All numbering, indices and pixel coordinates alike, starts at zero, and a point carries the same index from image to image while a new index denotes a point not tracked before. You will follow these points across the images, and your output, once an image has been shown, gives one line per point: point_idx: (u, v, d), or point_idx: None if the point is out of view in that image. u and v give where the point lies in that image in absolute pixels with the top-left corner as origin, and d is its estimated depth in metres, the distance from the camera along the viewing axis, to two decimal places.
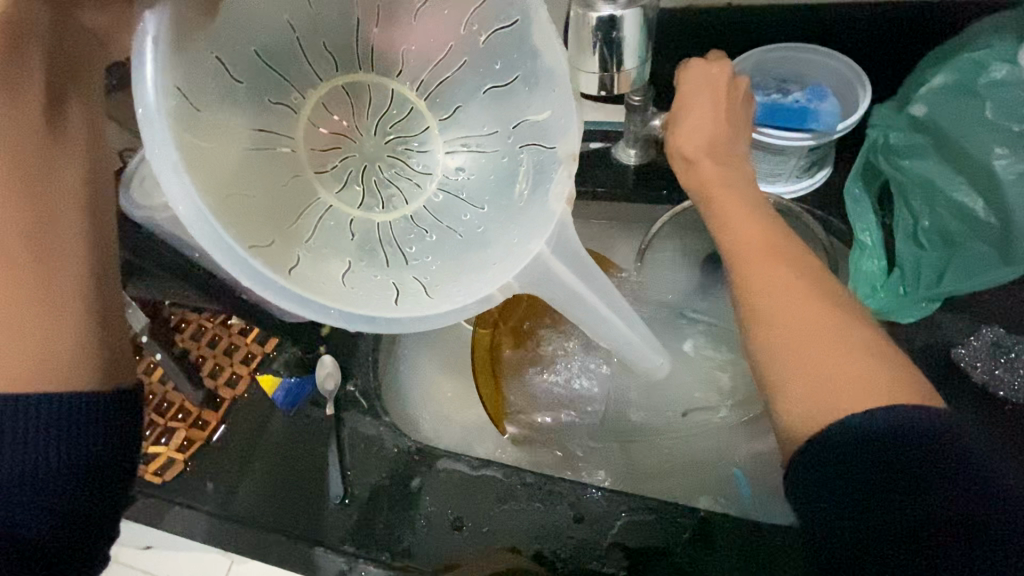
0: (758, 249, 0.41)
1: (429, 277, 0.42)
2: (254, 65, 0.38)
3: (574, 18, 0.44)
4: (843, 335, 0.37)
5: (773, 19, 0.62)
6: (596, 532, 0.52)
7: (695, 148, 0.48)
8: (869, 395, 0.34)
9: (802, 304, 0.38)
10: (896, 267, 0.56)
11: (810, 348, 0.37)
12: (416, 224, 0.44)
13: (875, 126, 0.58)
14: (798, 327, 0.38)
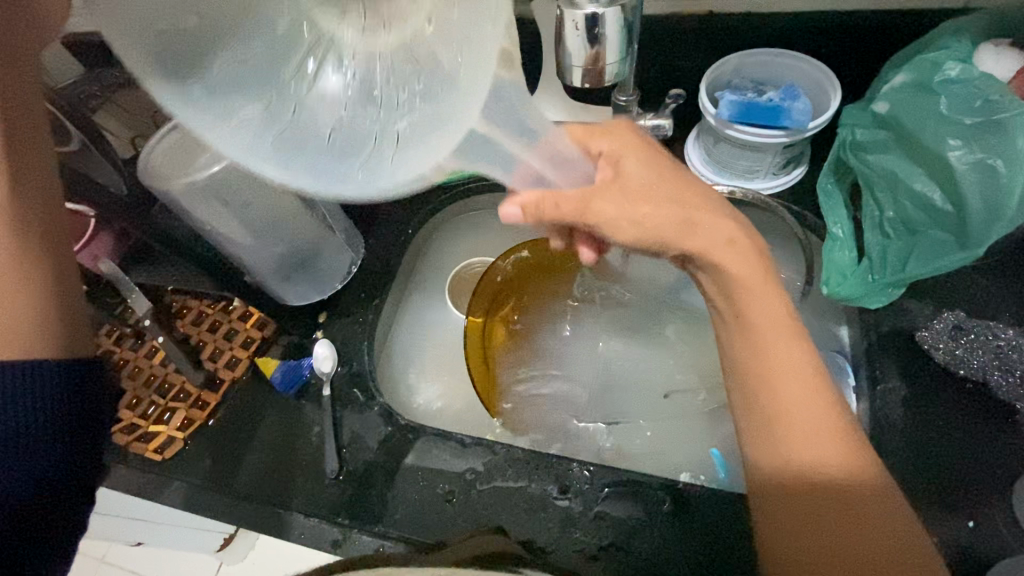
0: (759, 320, 0.45)
1: (406, 127, 0.37)
2: None
3: (561, 16, 0.48)
4: (819, 405, 0.42)
5: (749, 25, 0.66)
6: (579, 505, 0.55)
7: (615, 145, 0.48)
8: (821, 445, 0.41)
9: (782, 380, 0.43)
10: (865, 257, 0.59)
11: (785, 415, 0.42)
12: (412, 53, 0.38)
13: (845, 125, 0.62)
14: (780, 400, 0.43)
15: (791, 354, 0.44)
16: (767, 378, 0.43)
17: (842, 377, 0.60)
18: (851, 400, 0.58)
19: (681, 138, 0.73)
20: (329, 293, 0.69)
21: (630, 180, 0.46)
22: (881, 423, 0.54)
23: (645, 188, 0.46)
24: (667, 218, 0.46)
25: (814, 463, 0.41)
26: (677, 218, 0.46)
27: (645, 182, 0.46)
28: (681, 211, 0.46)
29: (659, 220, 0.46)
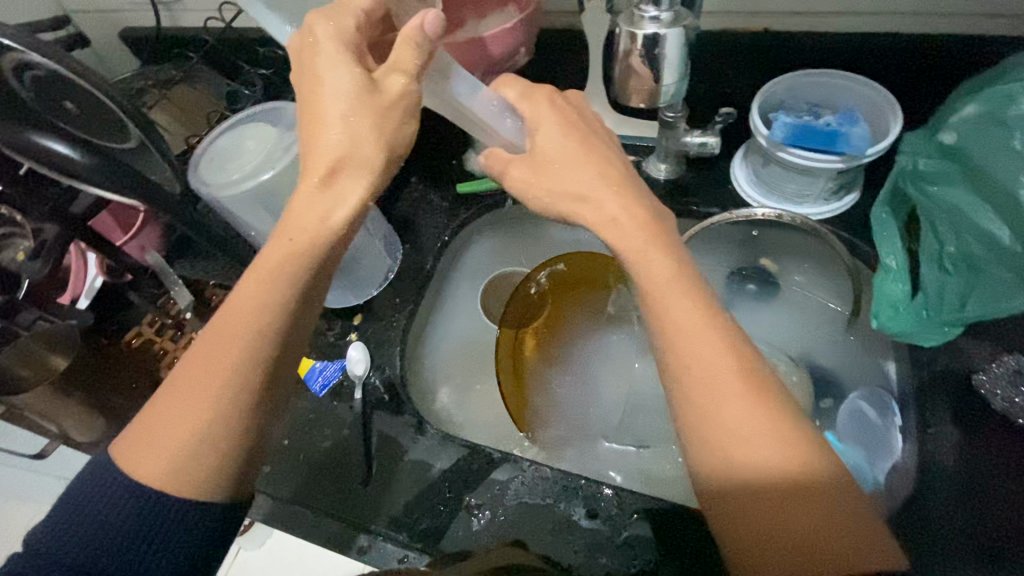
0: (665, 303, 0.39)
1: None
2: None
3: (621, 34, 0.48)
4: (743, 397, 0.36)
5: (807, 45, 0.65)
6: (607, 530, 0.54)
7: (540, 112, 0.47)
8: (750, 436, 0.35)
9: (712, 374, 0.37)
10: (920, 292, 0.57)
11: (717, 417, 0.36)
12: None
13: (905, 153, 0.60)
14: (716, 398, 0.36)
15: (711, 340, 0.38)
16: (691, 368, 0.37)
17: (888, 415, 0.59)
18: (896, 440, 0.57)
19: (727, 157, 0.72)
20: (366, 297, 0.70)
21: (547, 153, 0.46)
22: (929, 470, 0.53)
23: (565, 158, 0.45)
24: (588, 181, 0.44)
25: (757, 464, 0.35)
26: (594, 176, 0.44)
27: (556, 148, 0.46)
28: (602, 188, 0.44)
29: (569, 177, 0.45)
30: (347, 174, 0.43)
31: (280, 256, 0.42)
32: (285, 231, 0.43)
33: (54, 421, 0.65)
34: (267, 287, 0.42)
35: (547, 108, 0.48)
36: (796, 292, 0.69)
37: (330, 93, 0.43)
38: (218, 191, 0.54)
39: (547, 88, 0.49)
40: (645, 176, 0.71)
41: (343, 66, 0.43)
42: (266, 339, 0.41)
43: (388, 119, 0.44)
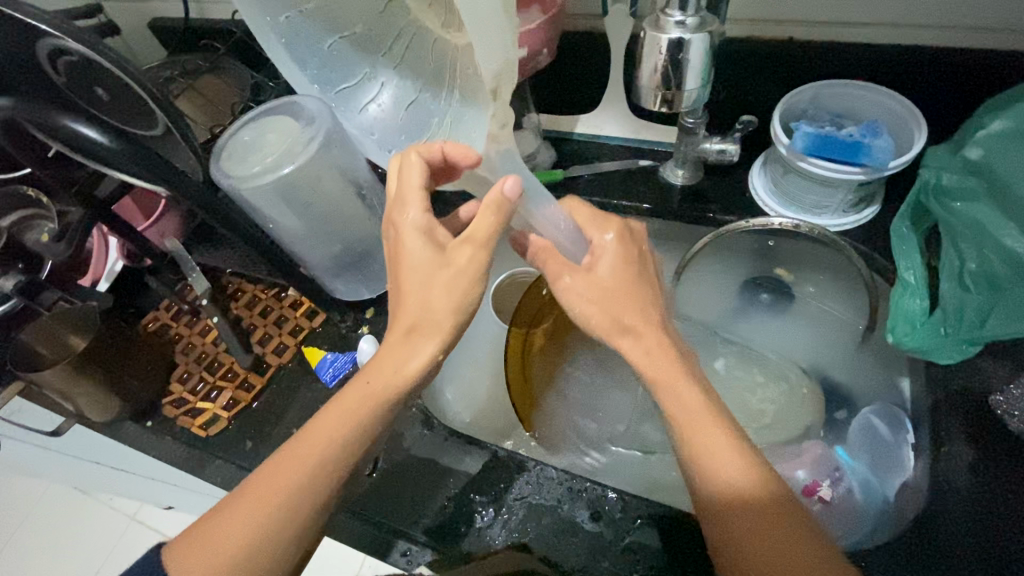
0: (649, 350, 0.43)
1: None
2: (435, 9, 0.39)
3: (645, 38, 0.48)
4: (711, 412, 0.41)
5: (832, 55, 0.64)
6: (610, 533, 0.54)
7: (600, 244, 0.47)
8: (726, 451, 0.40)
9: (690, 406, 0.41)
10: (938, 308, 0.56)
11: (691, 442, 0.41)
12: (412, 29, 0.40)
13: (929, 167, 0.59)
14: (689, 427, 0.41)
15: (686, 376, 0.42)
16: (671, 402, 0.42)
17: (900, 432, 0.58)
18: (907, 459, 0.56)
19: (746, 165, 0.71)
20: (380, 291, 0.70)
21: (603, 274, 0.45)
22: (939, 490, 0.51)
23: (623, 286, 0.45)
24: (631, 313, 0.44)
25: (724, 479, 0.40)
26: (636, 311, 0.44)
27: (612, 273, 0.46)
28: (636, 295, 0.45)
29: (625, 305, 0.44)
30: (420, 332, 0.42)
31: (347, 408, 0.42)
32: (357, 384, 0.43)
33: (71, 400, 0.63)
34: (330, 431, 0.42)
35: (615, 241, 0.47)
36: (810, 304, 0.68)
37: (409, 254, 0.43)
38: (239, 179, 0.55)
39: (617, 220, 0.49)
40: (662, 182, 0.72)
41: (420, 229, 0.44)
42: (324, 482, 0.41)
43: (460, 281, 0.42)
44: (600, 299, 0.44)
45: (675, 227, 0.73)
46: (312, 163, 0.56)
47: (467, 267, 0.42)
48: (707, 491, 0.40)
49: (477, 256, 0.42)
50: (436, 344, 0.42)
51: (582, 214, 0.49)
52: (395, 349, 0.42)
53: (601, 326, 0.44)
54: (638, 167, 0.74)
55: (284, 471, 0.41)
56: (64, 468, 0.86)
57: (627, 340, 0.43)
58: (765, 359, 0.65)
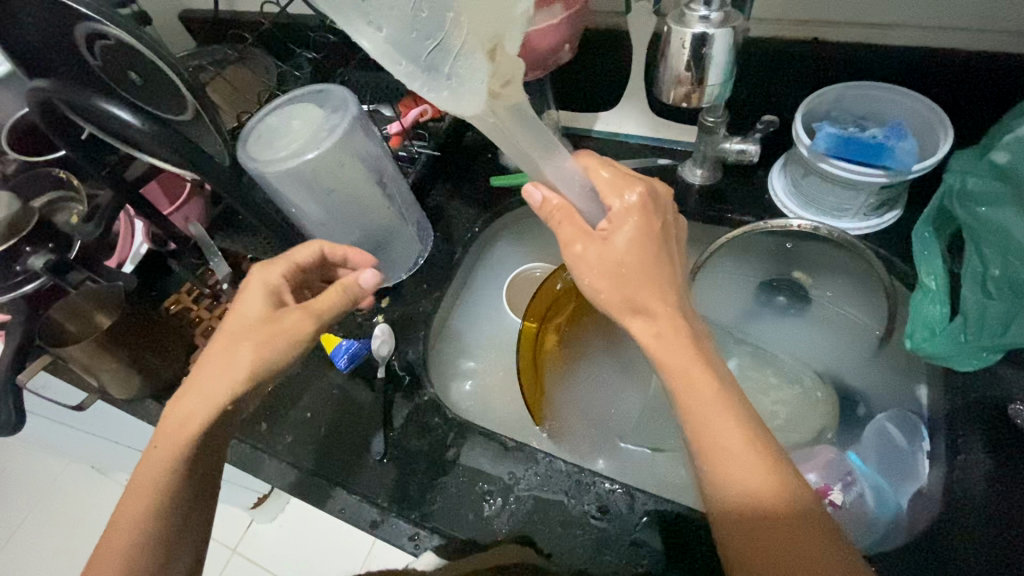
0: (669, 339, 0.43)
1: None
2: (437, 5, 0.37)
3: (668, 33, 0.48)
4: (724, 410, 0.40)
5: (857, 56, 0.64)
6: (617, 527, 0.54)
7: (618, 211, 0.47)
8: (731, 449, 0.39)
9: (716, 411, 0.40)
10: (959, 314, 0.55)
11: (707, 439, 0.39)
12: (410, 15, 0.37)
13: (955, 172, 0.58)
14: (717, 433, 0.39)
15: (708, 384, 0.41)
16: (693, 405, 0.41)
17: (916, 439, 0.57)
18: (923, 467, 0.55)
19: (766, 166, 0.71)
20: (395, 280, 0.72)
21: (620, 245, 0.46)
22: (956, 496, 0.50)
23: (633, 257, 0.45)
24: (640, 289, 0.45)
25: (750, 491, 0.38)
26: (650, 286, 0.45)
27: (629, 245, 0.46)
28: (653, 277, 0.45)
29: (641, 281, 0.45)
30: (218, 381, 0.44)
31: (159, 459, 0.42)
32: (162, 437, 0.43)
33: (96, 376, 0.65)
34: (140, 490, 0.42)
35: (635, 214, 0.47)
36: (826, 308, 0.68)
37: (240, 316, 0.47)
38: (263, 165, 0.56)
39: (639, 184, 0.48)
40: (679, 181, 0.72)
41: (258, 294, 0.49)
42: (153, 532, 0.41)
43: (277, 338, 0.46)
44: (619, 276, 0.45)
45: (692, 226, 0.73)
46: (335, 151, 0.57)
47: (280, 330, 0.46)
48: (720, 495, 0.39)
49: (302, 322, 0.47)
50: (230, 390, 0.44)
51: (602, 177, 0.49)
52: (194, 406, 0.43)
53: (613, 303, 0.45)
54: (656, 166, 0.74)
55: (114, 534, 0.41)
56: (84, 445, 0.88)
57: (639, 320, 0.44)
58: (780, 361, 0.65)
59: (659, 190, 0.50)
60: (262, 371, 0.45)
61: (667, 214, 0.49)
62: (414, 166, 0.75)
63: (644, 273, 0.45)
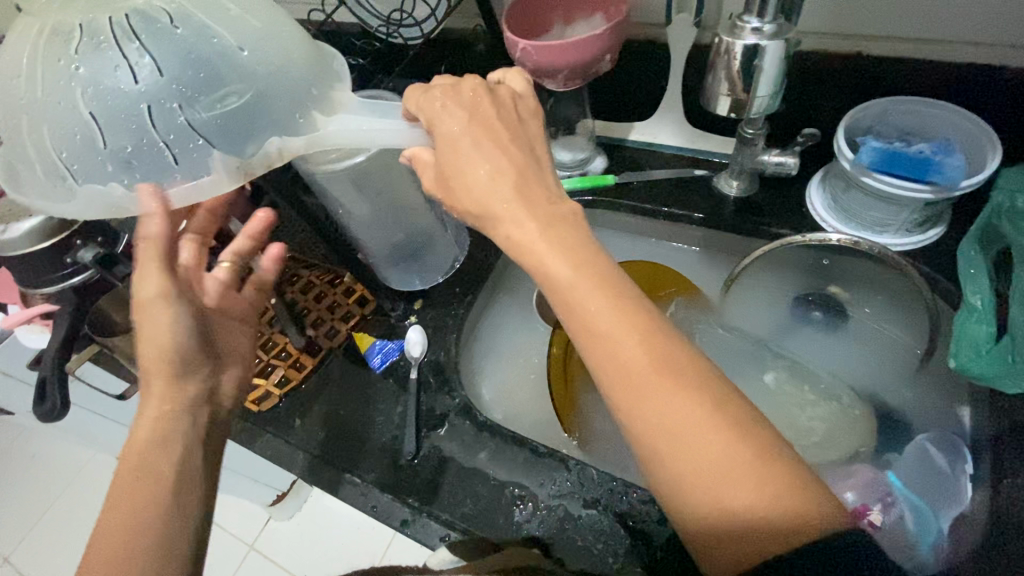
0: (533, 254, 0.38)
1: (140, 153, 0.44)
2: (134, 146, 0.44)
3: (719, 44, 0.49)
4: (683, 395, 0.33)
5: (902, 70, 0.64)
6: (647, 538, 0.53)
7: (465, 120, 0.43)
8: (699, 450, 0.32)
9: (617, 348, 0.34)
10: (1007, 334, 0.53)
11: (669, 444, 0.33)
12: (124, 160, 0.44)
13: (1002, 189, 0.58)
14: (624, 374, 0.34)
15: (610, 313, 0.35)
16: (635, 408, 0.34)
17: (958, 462, 0.56)
18: (965, 489, 0.54)
19: (804, 179, 0.71)
20: (430, 283, 0.73)
21: (444, 148, 0.43)
22: (1003, 520, 0.49)
23: (477, 163, 0.41)
24: (503, 200, 0.40)
25: (718, 496, 0.31)
26: (511, 194, 0.40)
27: (450, 142, 0.43)
28: (498, 173, 0.41)
29: (475, 183, 0.41)
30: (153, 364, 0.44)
31: (125, 467, 0.41)
32: (129, 453, 0.42)
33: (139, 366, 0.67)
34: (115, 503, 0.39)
35: (450, 111, 0.44)
36: (865, 325, 0.67)
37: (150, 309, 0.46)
38: (310, 164, 0.57)
39: (467, 82, 0.46)
40: (715, 192, 0.72)
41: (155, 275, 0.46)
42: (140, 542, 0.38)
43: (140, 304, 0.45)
44: (459, 184, 0.42)
45: (726, 238, 0.73)
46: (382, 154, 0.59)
47: (153, 312, 0.44)
48: (693, 509, 0.32)
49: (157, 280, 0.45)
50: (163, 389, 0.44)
51: (432, 91, 0.46)
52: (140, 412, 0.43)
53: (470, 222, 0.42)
54: (691, 177, 0.74)
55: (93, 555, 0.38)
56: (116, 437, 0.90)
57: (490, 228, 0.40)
58: (817, 377, 0.64)
59: (508, 90, 0.47)
60: (161, 358, 0.44)
61: (482, 93, 0.45)
62: None
63: (468, 177, 0.41)
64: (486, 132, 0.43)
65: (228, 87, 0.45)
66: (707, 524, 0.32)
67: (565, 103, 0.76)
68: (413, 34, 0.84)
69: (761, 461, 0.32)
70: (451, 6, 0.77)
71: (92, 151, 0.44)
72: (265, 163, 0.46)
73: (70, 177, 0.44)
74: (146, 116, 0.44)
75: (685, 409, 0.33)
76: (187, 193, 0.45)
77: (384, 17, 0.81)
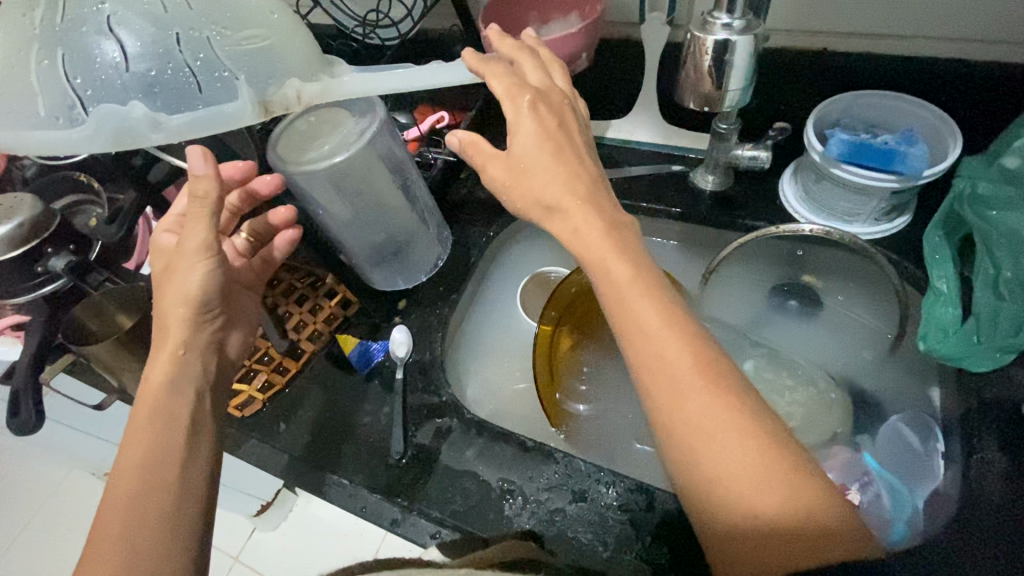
0: (593, 252, 0.40)
1: (156, 79, 0.44)
2: (150, 74, 0.43)
3: (691, 40, 0.50)
4: (716, 396, 0.34)
5: (865, 66, 0.66)
6: (636, 526, 0.54)
7: (543, 118, 0.44)
8: (731, 451, 0.33)
9: (660, 347, 0.36)
10: (971, 316, 0.56)
11: (701, 442, 0.34)
12: (140, 84, 0.43)
13: (963, 177, 0.60)
14: (664, 372, 0.36)
15: (657, 316, 0.37)
16: (670, 404, 0.35)
17: (930, 441, 0.58)
18: (939, 467, 0.56)
19: (776, 172, 0.72)
20: (413, 283, 0.73)
21: (520, 153, 0.44)
22: (973, 494, 0.51)
23: (542, 163, 0.43)
24: (562, 195, 0.42)
25: (748, 498, 0.32)
26: (567, 189, 0.42)
27: (529, 148, 0.44)
28: (567, 181, 0.42)
29: (547, 186, 0.42)
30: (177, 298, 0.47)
31: (136, 426, 0.42)
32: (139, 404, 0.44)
33: (116, 376, 0.65)
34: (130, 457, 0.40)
35: (532, 118, 0.44)
36: (839, 312, 0.69)
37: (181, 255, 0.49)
38: (291, 167, 0.56)
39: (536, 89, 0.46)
40: (691, 187, 0.74)
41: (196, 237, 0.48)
42: (163, 500, 0.38)
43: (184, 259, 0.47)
44: (526, 188, 0.43)
45: (704, 232, 0.74)
46: (363, 154, 0.58)
47: (190, 266, 0.47)
48: (722, 509, 0.33)
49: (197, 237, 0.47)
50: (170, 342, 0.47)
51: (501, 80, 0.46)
52: (149, 366, 0.45)
53: (533, 214, 0.43)
54: (668, 171, 0.75)
55: (104, 521, 0.38)
56: (90, 451, 0.87)
57: (553, 220, 0.42)
58: (795, 364, 0.66)
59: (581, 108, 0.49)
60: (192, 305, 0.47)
61: (568, 111, 0.46)
62: (430, 171, 0.77)
63: (541, 181, 0.43)
64: (560, 143, 0.44)
65: (252, 26, 0.45)
66: (735, 527, 0.33)
67: None
68: (390, 34, 0.83)
69: (791, 474, 0.32)
70: (427, 7, 0.77)
71: (110, 77, 0.43)
72: (286, 104, 0.46)
73: (77, 109, 0.42)
74: (169, 48, 0.43)
75: (721, 410, 0.34)
76: (214, 122, 0.44)
77: (360, 18, 0.81)
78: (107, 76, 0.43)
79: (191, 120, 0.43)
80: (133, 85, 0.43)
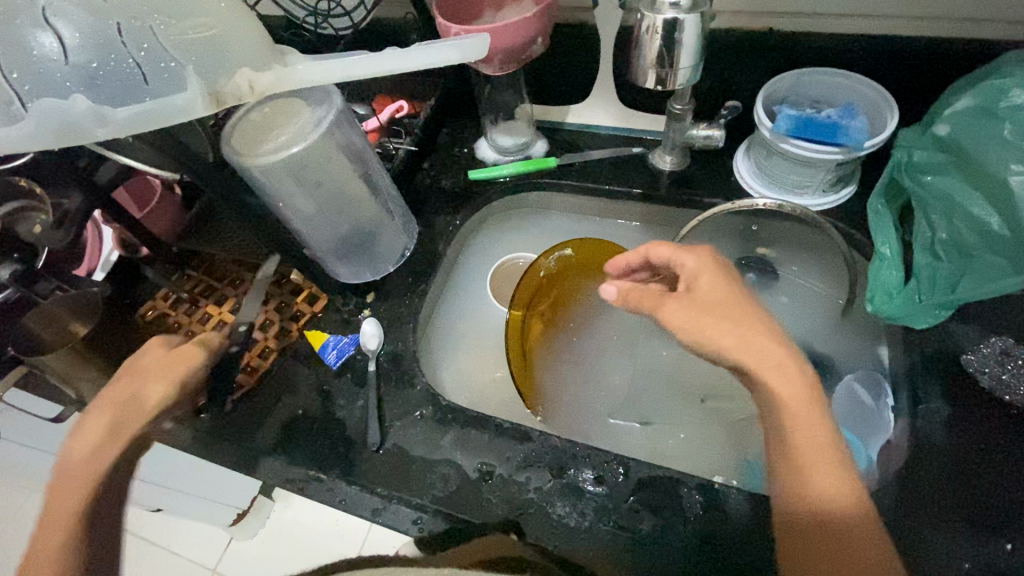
0: (763, 363, 0.44)
1: (100, 72, 0.42)
2: (91, 66, 0.42)
3: (642, 19, 0.51)
4: (830, 456, 0.43)
5: (814, 45, 0.69)
6: (613, 497, 0.56)
7: (698, 265, 0.49)
8: (833, 491, 0.42)
9: (799, 424, 0.43)
10: (912, 278, 0.60)
11: (806, 477, 0.43)
12: (82, 78, 0.42)
13: (900, 147, 0.64)
14: (792, 442, 0.43)
15: (798, 391, 0.43)
16: (790, 450, 0.43)
17: (881, 395, 0.62)
18: (889, 418, 0.60)
19: (730, 150, 0.75)
20: (382, 274, 0.73)
21: (703, 293, 0.47)
22: (920, 441, 0.55)
23: (715, 297, 0.47)
24: (737, 336, 0.44)
25: (841, 517, 0.42)
26: (744, 336, 0.44)
27: (712, 291, 0.47)
28: (731, 329, 0.45)
29: (728, 337, 0.45)
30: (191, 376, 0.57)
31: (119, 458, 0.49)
32: (62, 483, 0.44)
33: (74, 386, 0.63)
34: (50, 534, 0.42)
35: (710, 270, 0.48)
36: (793, 281, 0.72)
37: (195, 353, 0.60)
38: (246, 161, 0.55)
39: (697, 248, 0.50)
40: (651, 168, 0.76)
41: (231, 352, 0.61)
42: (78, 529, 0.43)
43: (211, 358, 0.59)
44: (693, 335, 0.45)
45: (665, 212, 0.76)
46: (321, 144, 0.58)
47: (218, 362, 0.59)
48: (812, 522, 0.42)
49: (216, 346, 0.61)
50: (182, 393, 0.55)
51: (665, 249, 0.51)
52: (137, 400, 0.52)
53: (718, 347, 0.45)
54: (630, 153, 0.77)
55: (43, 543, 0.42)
56: None
57: (736, 353, 0.44)
58: None
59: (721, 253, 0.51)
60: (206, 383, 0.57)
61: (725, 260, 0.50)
62: (392, 161, 0.77)
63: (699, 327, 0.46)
64: (734, 291, 0.47)
65: (197, 13, 0.43)
66: (838, 550, 0.41)
67: (503, 88, 0.77)
68: (344, 24, 0.82)
69: (870, 521, 0.42)
70: None
71: (48, 71, 0.41)
72: (237, 96, 0.45)
73: (13, 104, 0.40)
74: (113, 37, 0.42)
75: (831, 470, 0.42)
76: (166, 116, 0.43)
77: (311, 7, 0.78)
78: (46, 71, 0.41)
79: (140, 113, 0.42)
80: (76, 78, 0.42)
